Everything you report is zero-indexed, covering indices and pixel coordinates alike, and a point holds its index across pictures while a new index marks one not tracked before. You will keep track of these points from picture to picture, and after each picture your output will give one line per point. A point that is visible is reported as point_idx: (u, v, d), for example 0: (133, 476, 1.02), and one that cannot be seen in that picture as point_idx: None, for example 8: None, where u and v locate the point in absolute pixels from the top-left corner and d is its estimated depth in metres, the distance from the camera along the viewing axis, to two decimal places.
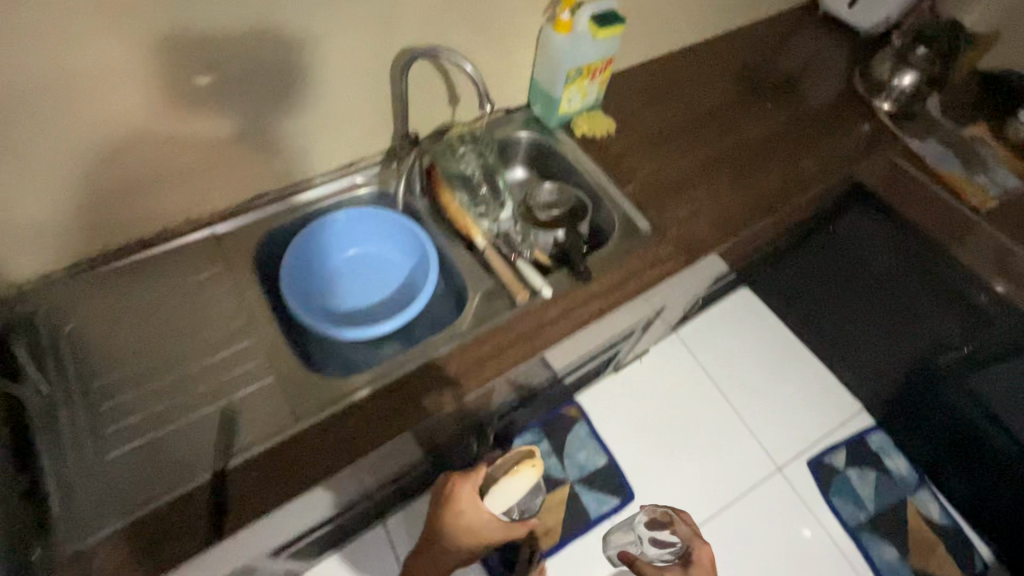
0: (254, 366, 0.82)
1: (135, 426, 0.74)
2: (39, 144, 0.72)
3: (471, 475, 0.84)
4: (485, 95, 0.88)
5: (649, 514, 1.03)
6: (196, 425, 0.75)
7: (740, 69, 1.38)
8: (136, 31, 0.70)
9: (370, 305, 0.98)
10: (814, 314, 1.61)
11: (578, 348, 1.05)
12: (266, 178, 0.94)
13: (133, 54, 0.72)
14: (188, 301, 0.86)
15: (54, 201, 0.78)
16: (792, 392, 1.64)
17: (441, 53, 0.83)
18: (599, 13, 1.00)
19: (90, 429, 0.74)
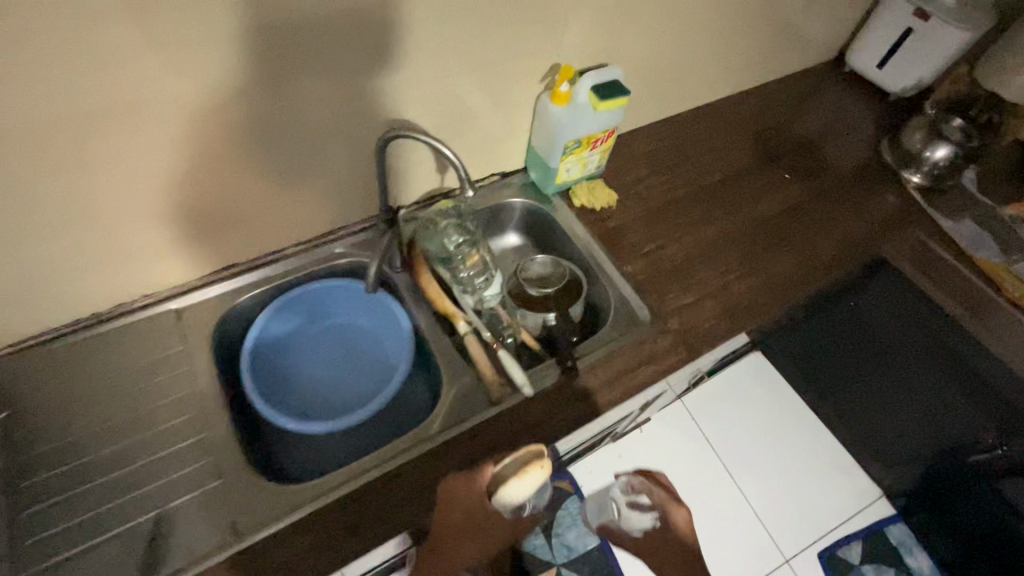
0: (199, 468, 0.74)
1: (59, 539, 0.67)
2: None
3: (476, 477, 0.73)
4: (467, 178, 0.82)
5: (629, 476, 0.85)
6: (125, 542, 0.68)
7: (757, 132, 1.30)
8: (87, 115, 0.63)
9: (340, 387, 0.90)
10: (877, 391, 1.01)
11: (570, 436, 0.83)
12: (236, 249, 0.88)
13: (83, 136, 0.65)
14: (140, 389, 0.79)
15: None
16: (808, 484, 0.92)
17: (410, 133, 0.76)
18: (601, 83, 0.93)
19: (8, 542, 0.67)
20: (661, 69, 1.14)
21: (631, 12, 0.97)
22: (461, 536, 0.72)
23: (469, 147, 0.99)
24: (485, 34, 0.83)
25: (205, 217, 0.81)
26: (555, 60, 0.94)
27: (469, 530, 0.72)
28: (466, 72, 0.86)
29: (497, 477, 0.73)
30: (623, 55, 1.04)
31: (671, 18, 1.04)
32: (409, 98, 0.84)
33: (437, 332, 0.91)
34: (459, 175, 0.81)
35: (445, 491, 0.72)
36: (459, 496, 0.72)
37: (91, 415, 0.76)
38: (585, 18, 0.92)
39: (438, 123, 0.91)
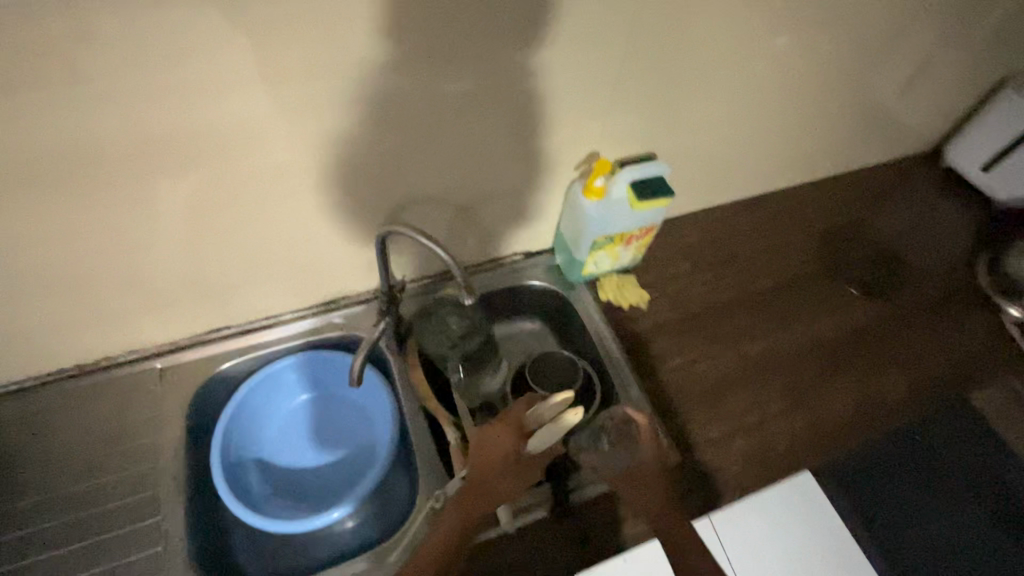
0: (144, 559, 0.69)
1: None
2: None
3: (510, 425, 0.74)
4: (466, 282, 0.73)
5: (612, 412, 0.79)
6: None
7: (826, 232, 1.15)
8: (82, 182, 0.61)
9: (319, 472, 0.86)
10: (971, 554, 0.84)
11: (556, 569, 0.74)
12: (231, 313, 0.84)
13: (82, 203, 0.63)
14: (104, 455, 0.75)
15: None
16: None
17: (404, 228, 0.70)
18: (642, 181, 0.82)
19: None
20: (718, 158, 1.02)
21: (687, 102, 0.87)
22: (501, 475, 0.72)
23: (491, 227, 0.91)
24: (514, 120, 0.76)
25: (197, 282, 0.77)
26: (594, 148, 0.86)
27: (508, 473, 0.72)
28: (490, 156, 0.79)
29: (534, 417, 0.75)
30: (673, 143, 0.94)
31: (734, 108, 0.93)
32: (424, 178, 0.77)
33: (422, 431, 0.83)
34: (457, 278, 0.73)
35: (480, 441, 0.72)
36: (494, 446, 0.72)
37: (51, 479, 0.73)
38: (631, 107, 0.83)
39: (457, 204, 0.84)
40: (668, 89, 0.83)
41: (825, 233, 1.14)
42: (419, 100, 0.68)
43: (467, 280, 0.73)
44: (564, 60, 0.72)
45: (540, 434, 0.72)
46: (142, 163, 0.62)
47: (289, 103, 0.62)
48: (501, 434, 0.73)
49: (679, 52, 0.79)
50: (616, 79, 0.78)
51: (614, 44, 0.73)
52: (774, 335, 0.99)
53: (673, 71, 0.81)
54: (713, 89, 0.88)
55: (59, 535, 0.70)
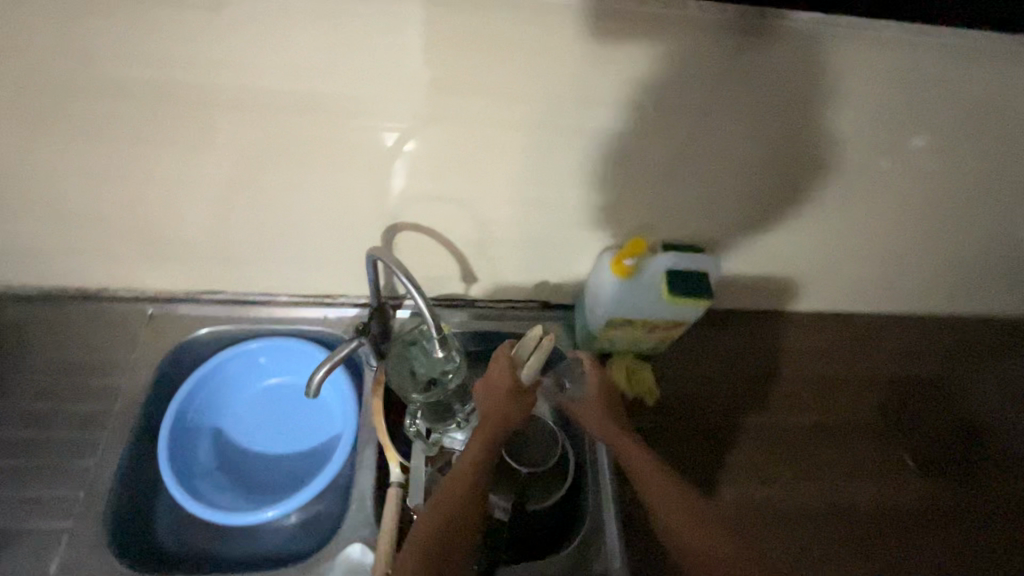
0: (66, 497, 0.69)
1: None
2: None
3: (498, 362, 0.75)
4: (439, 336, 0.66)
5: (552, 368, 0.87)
6: None
7: (900, 379, 0.96)
8: (106, 128, 0.61)
9: (270, 463, 0.83)
10: None
11: None
12: (230, 280, 0.83)
13: (103, 146, 0.63)
14: (72, 382, 0.77)
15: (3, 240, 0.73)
16: None
17: (390, 259, 0.63)
18: (680, 273, 0.72)
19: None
20: (788, 265, 0.88)
21: (760, 201, 0.75)
22: (506, 407, 0.73)
23: (507, 270, 0.84)
24: (552, 172, 0.68)
25: (198, 245, 0.77)
26: (638, 221, 0.76)
27: (514, 402, 0.73)
28: (518, 202, 0.72)
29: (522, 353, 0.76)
30: (737, 238, 0.81)
31: (821, 219, 0.79)
32: (440, 207, 0.72)
33: (370, 460, 0.77)
34: (429, 326, 0.65)
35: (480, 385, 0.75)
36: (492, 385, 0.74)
37: (21, 389, 0.76)
38: (692, 191, 0.72)
39: (473, 240, 0.78)
40: (742, 182, 0.72)
41: (898, 383, 0.96)
42: (447, 129, 0.63)
43: (440, 335, 0.66)
44: (618, 124, 0.63)
45: (530, 365, 0.74)
46: (158, 123, 0.61)
47: (310, 101, 0.59)
48: (499, 371, 0.75)
49: (763, 146, 0.67)
50: (679, 158, 0.68)
51: (684, 120, 0.63)
52: (788, 486, 0.84)
53: (751, 165, 0.69)
54: (798, 195, 0.75)
55: (9, 445, 0.72)
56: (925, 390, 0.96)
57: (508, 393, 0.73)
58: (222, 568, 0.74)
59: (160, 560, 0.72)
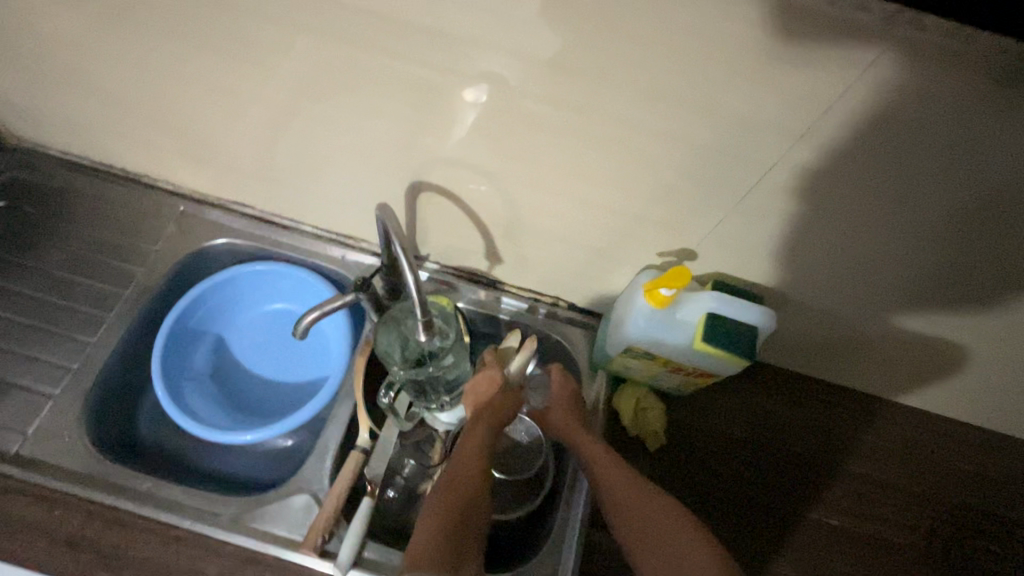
0: (62, 369, 0.72)
1: None
2: (45, 66, 0.67)
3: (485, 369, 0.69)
4: (424, 319, 0.60)
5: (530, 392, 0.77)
6: None
7: (967, 505, 0.80)
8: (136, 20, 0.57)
9: (256, 386, 0.83)
10: None
11: None
12: (259, 197, 0.81)
13: (134, 38, 0.59)
14: (98, 260, 0.80)
15: (56, 110, 0.74)
16: None
17: (393, 227, 0.56)
18: (725, 318, 0.62)
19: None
20: (859, 334, 0.74)
21: (848, 254, 0.62)
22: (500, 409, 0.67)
23: (534, 259, 0.76)
24: (601, 170, 0.58)
25: (229, 157, 0.75)
26: (690, 244, 0.66)
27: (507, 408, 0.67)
28: (555, 192, 0.63)
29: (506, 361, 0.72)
30: (806, 289, 0.69)
31: (919, 296, 0.65)
32: (470, 176, 0.64)
33: (344, 416, 0.74)
34: (418, 308, 0.58)
35: (466, 392, 0.68)
36: (481, 389, 0.68)
37: (53, 255, 0.80)
38: (764, 225, 0.60)
39: (502, 220, 0.70)
40: (828, 228, 0.59)
41: (962, 508, 0.79)
42: (488, 94, 0.54)
43: (426, 318, 0.60)
44: (692, 133, 0.51)
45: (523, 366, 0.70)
46: (186, 29, 0.56)
47: (341, 35, 0.52)
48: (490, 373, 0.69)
49: (869, 195, 0.53)
50: (756, 186, 0.56)
51: (775, 143, 0.50)
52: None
53: (847, 212, 0.56)
54: (898, 262, 0.60)
55: (31, 305, 0.76)
56: (994, 527, 0.79)
57: (501, 395, 0.68)
58: (186, 474, 0.76)
59: (133, 449, 0.75)
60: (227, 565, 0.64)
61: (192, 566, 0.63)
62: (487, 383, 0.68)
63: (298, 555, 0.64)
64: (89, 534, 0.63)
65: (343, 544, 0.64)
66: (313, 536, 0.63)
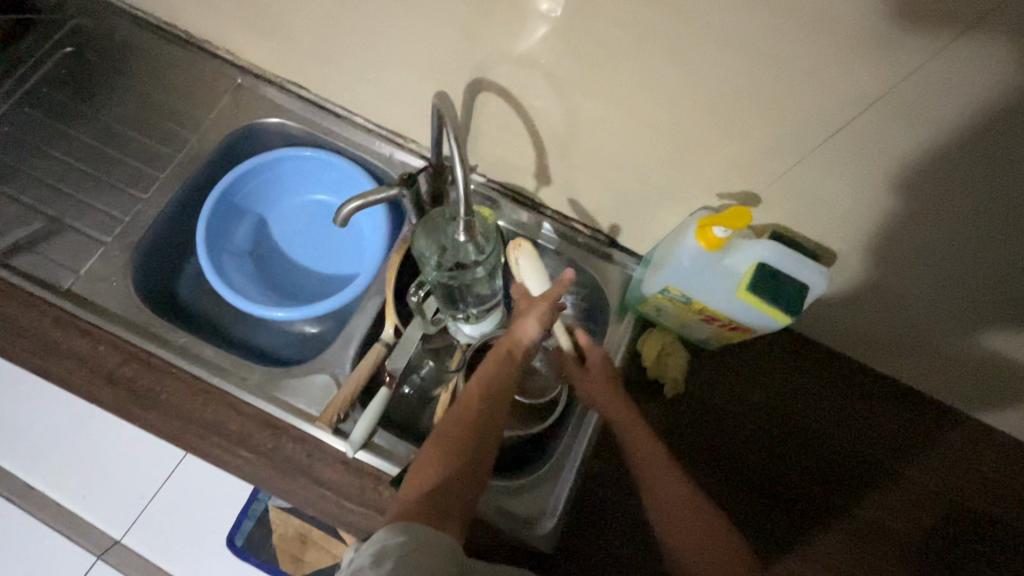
0: (113, 219, 0.75)
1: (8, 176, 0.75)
2: None
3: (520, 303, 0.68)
4: (466, 221, 0.59)
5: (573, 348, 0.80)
6: (30, 219, 0.73)
7: (992, 514, 0.75)
8: None
9: (293, 271, 0.85)
10: None
11: (358, 516, 0.65)
12: (313, 79, 0.79)
13: None
14: (156, 120, 0.81)
15: None
16: None
17: (448, 115, 0.54)
18: (775, 270, 0.58)
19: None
20: (914, 319, 0.69)
21: (930, 226, 0.55)
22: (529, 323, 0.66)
23: (584, 182, 0.73)
24: (677, 91, 0.54)
25: (287, 28, 0.72)
26: (754, 186, 0.61)
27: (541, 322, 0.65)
28: (619, 111, 0.59)
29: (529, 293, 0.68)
30: (870, 257, 0.63)
31: (995, 284, 0.58)
32: (532, 80, 0.61)
33: (372, 310, 0.76)
34: (462, 208, 0.57)
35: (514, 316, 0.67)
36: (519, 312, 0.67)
37: (112, 107, 0.81)
38: (841, 176, 0.55)
39: (558, 135, 0.66)
40: (912, 191, 0.53)
41: (990, 517, 0.75)
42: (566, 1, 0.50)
43: (468, 220, 0.59)
44: (788, 58, 0.46)
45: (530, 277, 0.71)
46: None
47: None
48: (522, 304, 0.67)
49: (979, 156, 0.47)
50: (846, 127, 0.50)
51: (883, 78, 0.44)
52: (798, 567, 0.71)
53: (940, 175, 0.50)
54: (984, 240, 0.54)
55: (89, 152, 0.78)
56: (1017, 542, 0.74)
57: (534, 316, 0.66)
58: (220, 338, 0.80)
59: (173, 305, 0.78)
60: (247, 424, 0.67)
61: (214, 419, 0.67)
62: (529, 323, 0.66)
63: (313, 428, 0.67)
64: (124, 373, 0.67)
65: (356, 425, 0.66)
66: (331, 410, 0.66)
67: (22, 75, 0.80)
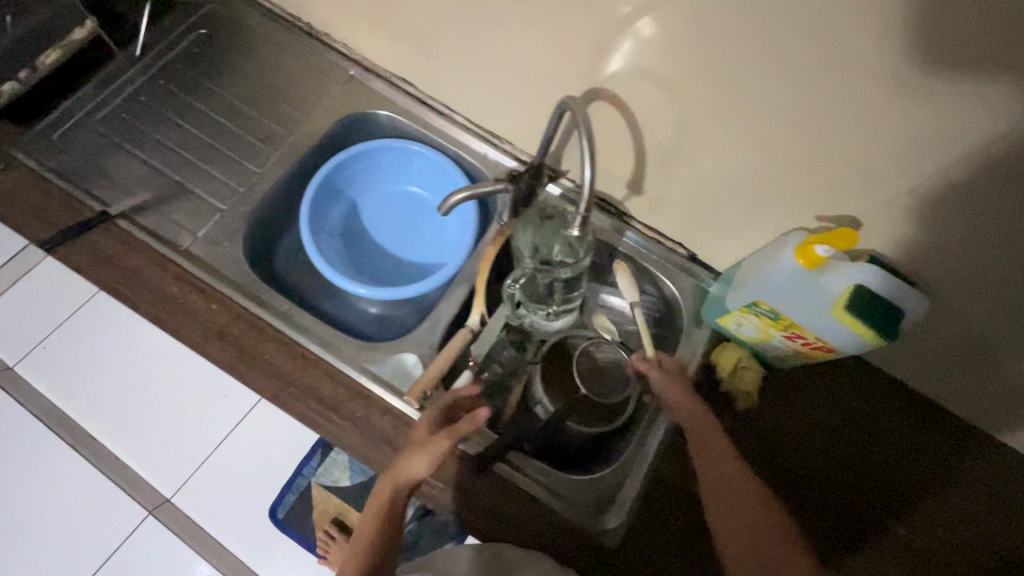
0: (230, 189, 0.80)
1: (139, 139, 0.81)
2: None
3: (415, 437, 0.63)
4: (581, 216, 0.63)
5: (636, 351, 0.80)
6: (157, 181, 0.79)
7: None
8: None
9: (379, 255, 0.90)
10: None
11: None
12: (423, 77, 0.84)
13: None
14: (273, 101, 0.87)
15: None
16: None
17: (579, 113, 0.58)
18: (873, 293, 0.60)
19: (117, 109, 0.83)
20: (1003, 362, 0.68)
21: None
22: (411, 462, 0.60)
23: (676, 195, 0.75)
24: (793, 108, 0.57)
25: (412, 26, 0.77)
26: (854, 210, 0.63)
27: (425, 460, 0.60)
28: (728, 125, 0.62)
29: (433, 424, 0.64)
30: (967, 293, 0.63)
31: None
32: (649, 90, 0.64)
33: (458, 297, 0.79)
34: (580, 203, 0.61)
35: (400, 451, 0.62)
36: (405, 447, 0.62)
37: (234, 86, 0.87)
38: (951, 209, 0.57)
39: (662, 146, 0.70)
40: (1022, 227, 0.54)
41: None
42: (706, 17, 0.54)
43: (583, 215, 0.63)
44: (916, 81, 0.49)
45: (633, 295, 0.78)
46: None
47: None
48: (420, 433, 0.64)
49: None
50: (968, 157, 0.52)
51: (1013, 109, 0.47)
52: None
53: None
54: None
55: (212, 125, 0.84)
56: None
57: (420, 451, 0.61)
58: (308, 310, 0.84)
59: (271, 275, 0.83)
60: (339, 391, 0.71)
61: (311, 383, 0.71)
62: (415, 462, 0.60)
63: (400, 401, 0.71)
64: (234, 330, 0.72)
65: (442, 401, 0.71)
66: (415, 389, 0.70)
67: (159, 49, 0.87)
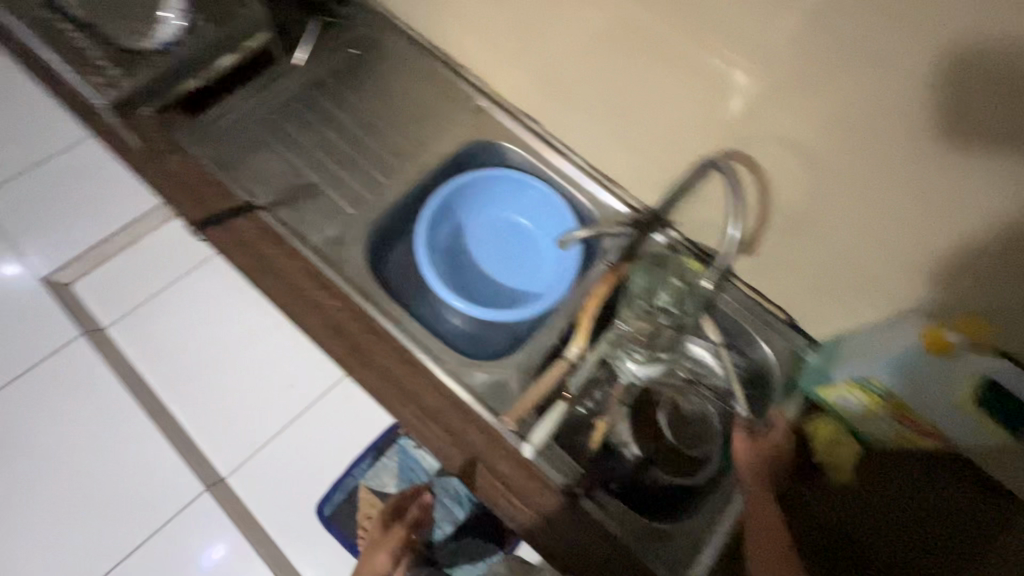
0: (360, 197, 0.86)
1: (287, 140, 0.89)
2: None
3: None
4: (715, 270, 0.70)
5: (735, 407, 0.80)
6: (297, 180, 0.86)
7: None
8: None
9: (479, 276, 0.93)
10: None
11: None
12: (550, 116, 0.89)
13: None
14: (406, 121, 0.93)
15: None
16: None
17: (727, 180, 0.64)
18: (997, 389, 0.61)
19: (271, 111, 0.91)
20: None
21: None
22: None
23: (788, 261, 0.77)
24: (937, 191, 0.58)
25: (553, 70, 0.83)
26: (984, 304, 0.63)
27: None
28: (863, 201, 0.64)
29: None
30: None
31: None
32: (785, 159, 0.67)
33: (557, 329, 0.82)
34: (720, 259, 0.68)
35: None
36: None
37: (374, 104, 0.94)
38: None
39: (785, 213, 0.72)
40: None
41: None
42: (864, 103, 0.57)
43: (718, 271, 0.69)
44: None
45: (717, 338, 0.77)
46: None
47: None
48: None
49: None
50: None
51: None
52: None
53: None
54: None
55: (350, 136, 0.91)
56: None
57: None
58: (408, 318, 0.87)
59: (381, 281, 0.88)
60: (440, 402, 0.74)
61: (415, 389, 0.74)
62: None
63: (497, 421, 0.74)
64: (352, 328, 0.76)
65: (536, 428, 0.73)
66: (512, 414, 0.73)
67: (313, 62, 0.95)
